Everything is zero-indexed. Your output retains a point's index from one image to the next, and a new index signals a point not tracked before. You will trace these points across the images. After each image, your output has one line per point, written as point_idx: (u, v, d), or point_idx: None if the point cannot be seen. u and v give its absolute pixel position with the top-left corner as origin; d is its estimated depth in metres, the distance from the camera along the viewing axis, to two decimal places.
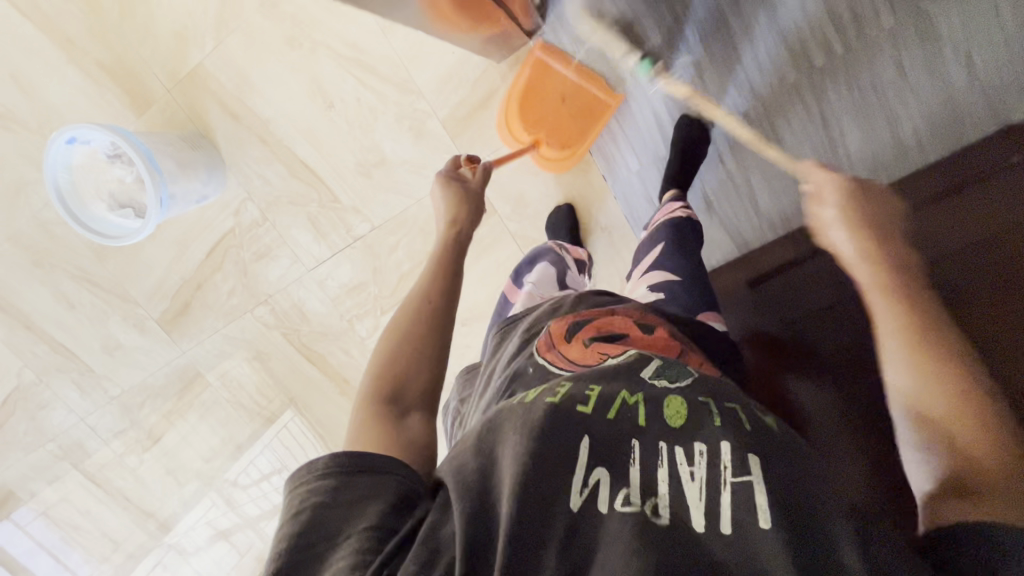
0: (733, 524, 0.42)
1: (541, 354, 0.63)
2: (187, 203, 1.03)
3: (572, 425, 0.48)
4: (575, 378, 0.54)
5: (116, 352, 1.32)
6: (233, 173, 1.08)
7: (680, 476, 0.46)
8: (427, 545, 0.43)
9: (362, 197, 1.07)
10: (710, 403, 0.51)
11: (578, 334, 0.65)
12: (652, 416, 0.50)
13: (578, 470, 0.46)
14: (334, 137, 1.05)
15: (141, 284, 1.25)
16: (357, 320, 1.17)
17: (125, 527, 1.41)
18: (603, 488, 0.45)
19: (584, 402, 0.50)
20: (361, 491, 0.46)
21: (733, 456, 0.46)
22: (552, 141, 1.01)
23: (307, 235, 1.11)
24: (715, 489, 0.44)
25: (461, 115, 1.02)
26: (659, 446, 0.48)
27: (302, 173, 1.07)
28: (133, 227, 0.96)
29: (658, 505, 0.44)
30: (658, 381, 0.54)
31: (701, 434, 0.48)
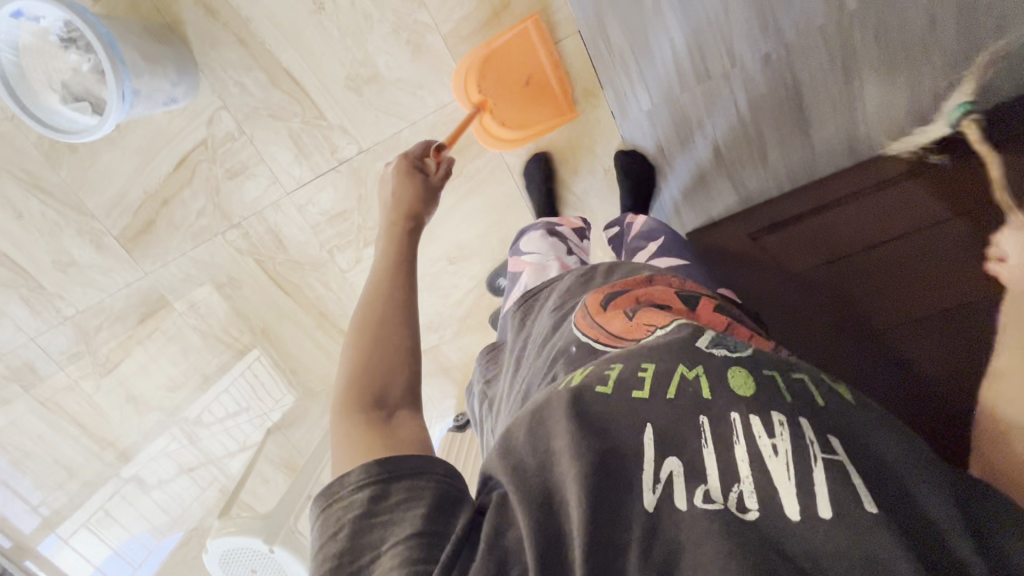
0: (835, 508, 0.36)
1: (582, 330, 0.57)
2: (154, 104, 0.91)
3: (630, 417, 0.43)
4: (626, 357, 0.47)
5: (71, 270, 1.23)
6: (206, 77, 0.98)
7: (762, 452, 0.39)
8: (494, 554, 0.39)
9: (350, 115, 0.98)
10: (778, 379, 0.44)
11: (612, 304, 0.59)
12: (716, 386, 0.43)
13: (645, 460, 0.40)
14: (323, 45, 0.93)
15: (97, 197, 1.14)
16: (337, 251, 1.13)
17: (82, 452, 1.37)
18: (678, 480, 0.39)
19: (640, 387, 0.44)
20: (401, 496, 0.45)
21: (816, 433, 0.40)
22: (499, 115, 0.96)
23: (288, 154, 1.03)
24: (806, 465, 0.38)
25: (466, 33, 0.92)
26: (732, 417, 0.41)
27: (284, 84, 0.97)
28: (87, 121, 0.87)
29: (743, 493, 0.38)
30: (718, 350, 0.46)
31: (778, 406, 0.41)
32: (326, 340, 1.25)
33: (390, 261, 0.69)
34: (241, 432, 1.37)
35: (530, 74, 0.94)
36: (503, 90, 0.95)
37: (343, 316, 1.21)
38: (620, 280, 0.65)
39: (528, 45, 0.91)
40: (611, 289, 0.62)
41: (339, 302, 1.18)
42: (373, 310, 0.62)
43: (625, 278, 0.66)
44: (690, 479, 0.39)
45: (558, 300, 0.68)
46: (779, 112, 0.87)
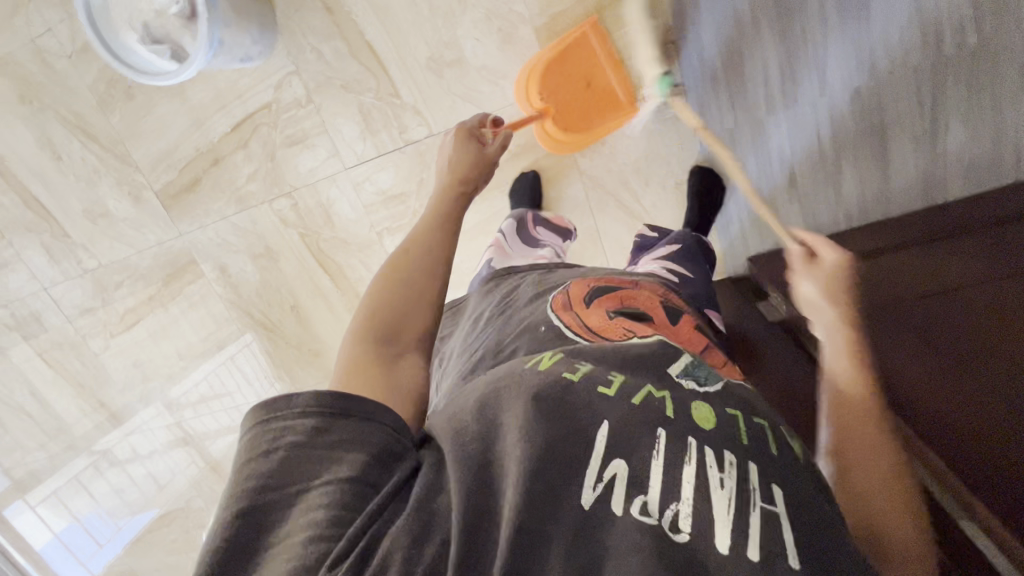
0: (763, 553, 0.36)
1: (557, 313, 0.60)
2: (232, 57, 0.89)
3: (589, 408, 0.44)
4: (596, 359, 0.49)
5: (101, 221, 1.18)
6: (285, 40, 0.96)
7: (708, 481, 0.40)
8: (421, 515, 0.39)
9: (426, 96, 0.96)
10: (739, 419, 0.45)
11: (593, 300, 0.61)
12: (679, 408, 0.45)
13: (591, 456, 0.41)
14: (411, 22, 0.91)
15: (144, 149, 1.09)
16: (387, 235, 1.09)
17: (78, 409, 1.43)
18: (619, 483, 0.40)
19: (607, 385, 0.46)
20: (344, 436, 0.41)
21: (761, 481, 0.41)
22: (559, 119, 0.90)
23: (354, 128, 1.00)
24: (745, 505, 0.39)
25: (558, 29, 0.89)
26: (687, 441, 0.42)
27: (364, 56, 0.94)
28: (164, 65, 0.83)
29: (679, 513, 0.38)
30: (686, 381, 0.49)
31: (731, 445, 0.43)
32: None
33: (442, 205, 0.66)
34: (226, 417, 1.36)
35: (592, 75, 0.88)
36: (563, 95, 0.89)
37: None
38: (613, 278, 0.67)
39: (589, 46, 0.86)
40: (599, 284, 0.64)
41: None
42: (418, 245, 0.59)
43: (614, 275, 0.67)
44: (631, 486, 0.40)
45: (539, 282, 0.69)
46: (861, 143, 0.78)
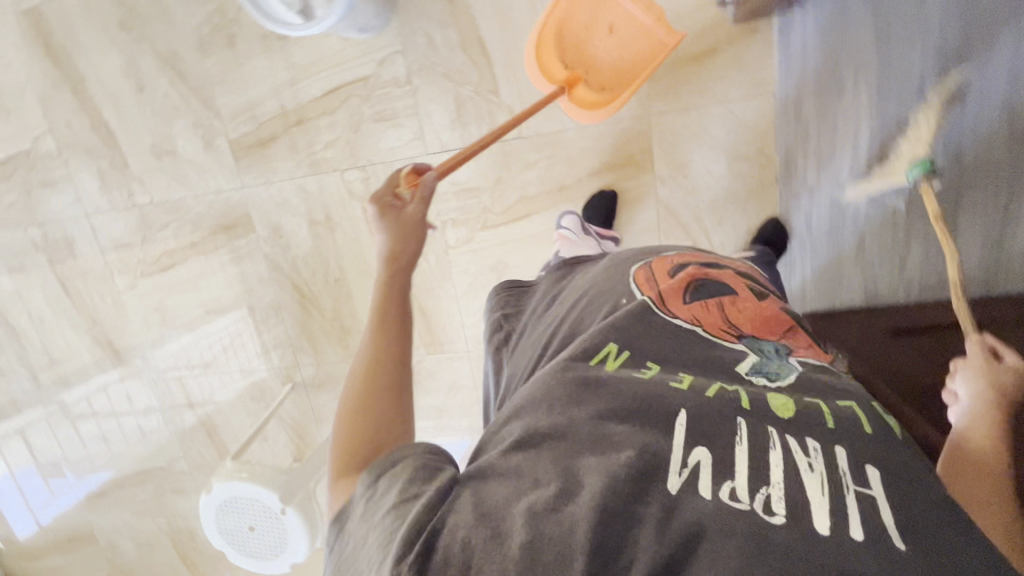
0: (868, 530, 0.28)
1: (635, 285, 0.48)
2: (350, 26, 0.92)
3: (653, 402, 0.37)
4: (663, 355, 0.41)
5: (165, 159, 1.18)
6: (399, 21, 0.98)
7: (792, 466, 0.32)
8: (481, 521, 0.33)
9: (523, 99, 0.99)
10: (823, 405, 0.37)
11: (681, 274, 0.49)
12: (755, 401, 0.37)
13: (672, 439, 0.34)
14: (527, 28, 0.95)
15: (229, 97, 1.10)
16: (450, 226, 1.10)
17: (74, 345, 1.40)
18: (705, 468, 0.32)
19: (678, 380, 0.39)
20: (383, 474, 0.40)
21: (851, 461, 0.32)
22: (593, 80, 0.94)
23: (445, 116, 1.02)
24: (838, 489, 0.31)
25: (667, 61, 0.93)
26: (766, 432, 0.34)
27: (472, 50, 0.97)
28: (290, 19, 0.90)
29: (770, 497, 0.30)
30: (758, 380, 0.39)
31: (816, 429, 0.34)
32: None
33: (377, 307, 0.55)
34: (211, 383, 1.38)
35: (614, 23, 0.92)
36: (586, 47, 0.93)
37: (426, 290, 1.16)
38: (693, 252, 0.55)
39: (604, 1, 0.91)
40: (683, 259, 0.52)
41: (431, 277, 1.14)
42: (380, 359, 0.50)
43: (696, 252, 0.55)
44: (718, 469, 0.32)
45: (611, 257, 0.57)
46: None
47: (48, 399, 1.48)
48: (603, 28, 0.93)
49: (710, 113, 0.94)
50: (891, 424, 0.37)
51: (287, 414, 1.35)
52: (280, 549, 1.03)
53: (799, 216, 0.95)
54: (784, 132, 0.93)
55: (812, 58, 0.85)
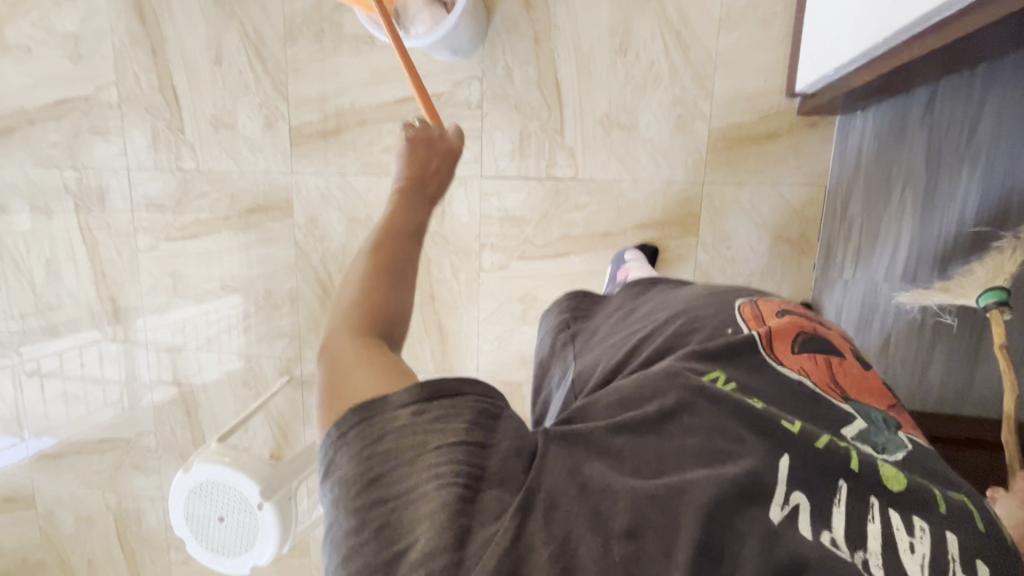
0: None
1: (741, 322, 0.46)
2: (447, 45, 0.96)
3: (763, 436, 0.36)
4: (767, 385, 0.41)
5: (222, 131, 1.19)
6: (484, 51, 1.03)
7: (895, 541, 0.33)
8: (588, 498, 0.33)
9: (586, 145, 1.02)
10: (934, 484, 0.37)
11: (788, 319, 0.46)
12: (867, 461, 0.36)
13: (777, 475, 0.34)
14: (603, 80, 0.99)
15: (303, 85, 1.13)
16: (487, 249, 1.11)
17: (71, 294, 1.36)
18: (805, 514, 0.33)
19: (789, 419, 0.38)
20: (465, 417, 0.35)
21: (961, 551, 0.33)
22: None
23: (507, 145, 1.06)
24: (942, 575, 0.32)
25: (730, 137, 0.98)
26: (872, 500, 0.35)
27: (547, 90, 1.02)
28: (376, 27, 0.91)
29: (868, 561, 0.32)
30: (864, 446, 0.38)
31: (925, 509, 0.35)
32: (414, 324, 1.17)
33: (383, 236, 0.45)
34: (198, 361, 1.34)
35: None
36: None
37: (448, 308, 1.15)
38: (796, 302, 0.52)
39: None
40: (789, 305, 0.50)
41: (457, 297, 1.14)
42: (389, 261, 0.44)
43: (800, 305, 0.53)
44: (817, 519, 0.33)
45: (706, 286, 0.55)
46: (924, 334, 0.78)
47: (22, 347, 1.42)
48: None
49: (761, 192, 0.99)
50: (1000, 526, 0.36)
51: (274, 408, 1.31)
52: (244, 548, 0.97)
53: (831, 303, 0.98)
54: (830, 224, 0.97)
55: (867, 158, 0.89)
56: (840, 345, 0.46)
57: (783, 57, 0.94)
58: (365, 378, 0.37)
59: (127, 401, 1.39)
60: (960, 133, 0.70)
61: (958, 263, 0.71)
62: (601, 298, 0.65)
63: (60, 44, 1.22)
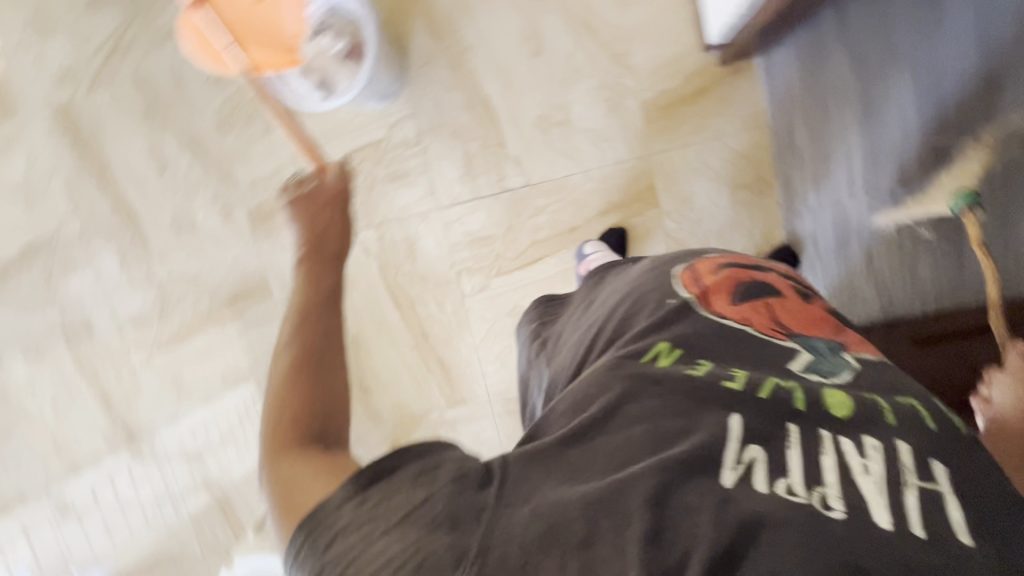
0: (926, 530, 0.35)
1: (682, 286, 0.56)
2: (372, 93, 0.98)
3: (717, 404, 0.43)
4: (718, 353, 0.49)
5: (185, 233, 1.22)
6: (409, 89, 1.05)
7: (851, 468, 0.38)
8: (541, 519, 0.37)
9: (530, 150, 1.04)
10: (877, 400, 0.44)
11: (723, 276, 0.57)
12: (812, 402, 0.43)
13: (730, 437, 0.40)
14: (528, 85, 1.02)
15: (251, 169, 1.16)
16: (465, 275, 1.12)
17: (83, 428, 1.37)
18: (761, 469, 0.39)
19: (732, 379, 0.45)
20: (401, 485, 0.39)
21: (913, 457, 0.39)
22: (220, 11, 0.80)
23: (455, 171, 1.07)
24: (897, 489, 0.37)
25: (663, 105, 0.99)
26: (820, 433, 0.41)
27: (477, 109, 1.04)
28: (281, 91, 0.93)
29: (826, 495, 0.37)
30: (810, 376, 0.46)
31: (871, 428, 0.41)
32: (415, 367, 1.18)
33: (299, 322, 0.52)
34: (220, 460, 1.35)
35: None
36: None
37: (443, 341, 1.16)
38: (737, 255, 0.63)
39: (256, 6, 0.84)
40: (726, 258, 0.61)
41: (449, 329, 1.14)
42: (307, 338, 0.50)
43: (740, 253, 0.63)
44: (774, 469, 0.39)
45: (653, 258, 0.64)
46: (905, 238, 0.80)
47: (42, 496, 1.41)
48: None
49: (708, 148, 1.00)
50: (954, 424, 0.44)
51: None
52: None
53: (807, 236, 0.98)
54: (786, 167, 0.97)
55: (796, 88, 0.93)
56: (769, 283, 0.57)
57: (690, 17, 0.96)
58: (310, 474, 0.42)
59: (158, 519, 1.38)
60: (906, 34, 0.74)
61: (938, 158, 0.73)
62: (566, 297, 0.71)
63: (12, 194, 1.25)
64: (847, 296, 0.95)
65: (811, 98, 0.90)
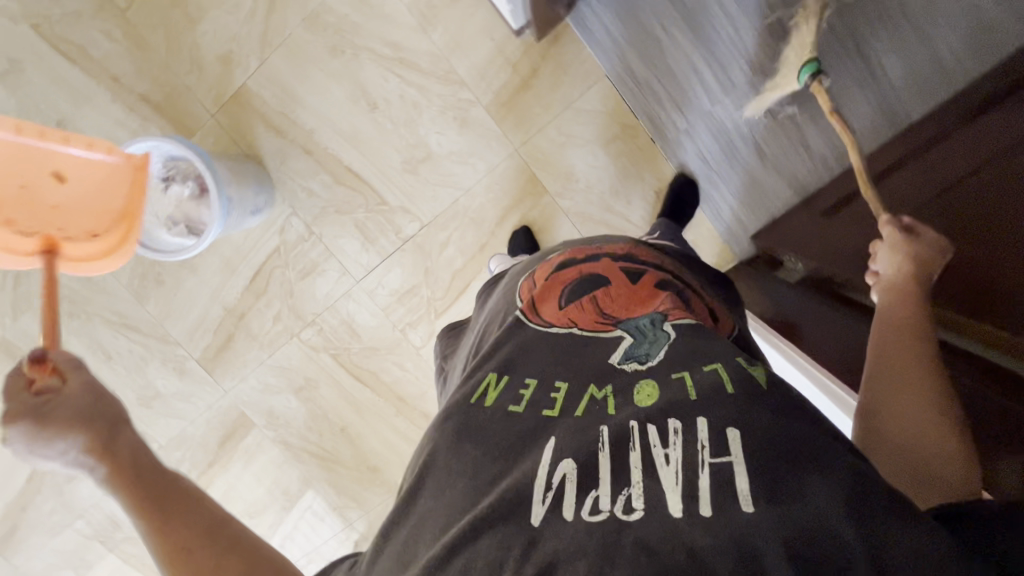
0: (714, 506, 0.44)
1: (523, 301, 0.72)
2: (243, 212, 1.00)
3: (537, 433, 0.55)
4: (547, 377, 0.61)
5: (156, 404, 1.24)
6: (280, 190, 1.07)
7: (655, 460, 0.48)
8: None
9: (410, 195, 1.06)
10: (685, 377, 0.55)
11: (557, 278, 0.73)
12: (620, 403, 0.55)
13: (541, 469, 0.51)
14: (379, 139, 1.03)
15: (181, 322, 1.19)
16: (410, 329, 1.14)
17: None
18: (570, 485, 0.49)
19: (551, 407, 0.57)
20: None
21: (711, 435, 0.48)
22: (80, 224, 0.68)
23: (355, 243, 1.09)
24: (693, 469, 0.47)
25: (504, 100, 1.00)
26: (631, 427, 0.52)
27: (346, 180, 1.06)
28: (141, 249, 0.92)
29: (631, 496, 0.47)
30: (629, 365, 0.59)
31: (677, 410, 0.51)
32: (408, 429, 1.21)
33: None
34: None
35: (61, 168, 0.67)
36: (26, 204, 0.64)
37: (420, 395, 1.18)
38: (578, 250, 0.77)
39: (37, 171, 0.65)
40: (561, 259, 0.75)
41: (420, 383, 1.17)
42: None
43: (580, 246, 0.78)
44: (585, 483, 0.49)
45: (512, 281, 0.80)
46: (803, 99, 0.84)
47: None
48: (29, 128, 0.64)
49: (564, 120, 1.00)
50: (754, 381, 0.53)
51: None
52: None
53: (690, 158, 0.99)
54: (646, 99, 0.97)
55: (615, 32, 0.93)
56: (594, 275, 0.71)
57: (489, 11, 0.96)
58: None
59: None
60: None
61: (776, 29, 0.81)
62: (462, 326, 0.89)
63: None
64: (745, 200, 0.99)
65: (637, 31, 0.92)
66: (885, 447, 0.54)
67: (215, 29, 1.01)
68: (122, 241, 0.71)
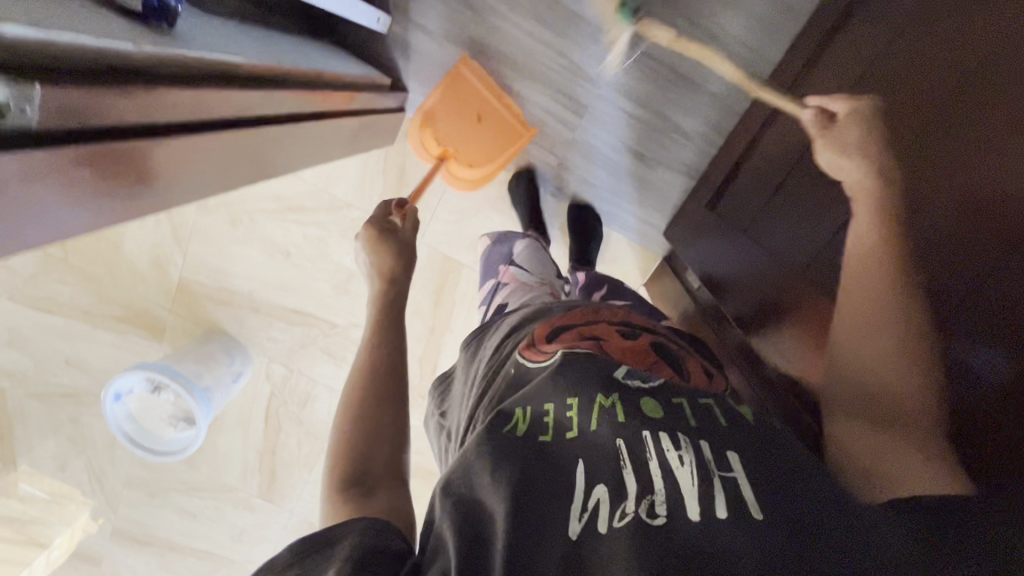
0: (764, 511, 0.41)
1: (520, 351, 0.60)
2: (226, 387, 1.12)
3: (563, 455, 0.45)
4: (554, 386, 0.51)
5: (245, 537, 1.41)
6: (251, 346, 1.19)
7: (670, 462, 0.44)
8: None
9: (354, 310, 1.16)
10: (685, 404, 0.51)
11: (557, 334, 0.61)
12: (631, 411, 0.49)
13: (574, 489, 0.43)
14: (304, 276, 1.14)
15: (231, 470, 1.35)
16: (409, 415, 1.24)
17: None
18: (602, 504, 0.41)
19: (572, 428, 0.48)
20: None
21: (713, 453, 0.45)
22: (462, 156, 0.99)
23: (330, 365, 1.20)
24: (706, 477, 0.43)
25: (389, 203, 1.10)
26: (644, 435, 0.46)
27: (297, 318, 1.17)
28: (144, 454, 1.06)
29: (654, 501, 0.41)
30: (633, 381, 0.53)
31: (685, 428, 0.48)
32: None
33: None
34: None
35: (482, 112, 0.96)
36: (464, 120, 0.97)
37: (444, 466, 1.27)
38: (570, 310, 0.68)
39: (469, 83, 0.94)
40: (560, 321, 0.64)
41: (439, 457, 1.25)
42: None
43: (578, 309, 0.67)
44: (613, 500, 0.42)
45: (505, 331, 0.69)
46: (660, 91, 0.90)
47: None
48: (484, 79, 0.94)
49: (451, 199, 1.08)
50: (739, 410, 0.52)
51: None
52: None
53: (578, 183, 1.06)
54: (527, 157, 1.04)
55: None
56: (595, 335, 0.62)
57: None
58: None
59: None
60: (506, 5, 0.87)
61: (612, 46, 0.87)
62: (450, 375, 0.76)
63: None
64: (642, 200, 1.02)
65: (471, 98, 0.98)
66: (848, 409, 0.58)
67: (138, 242, 1.14)
68: (488, 172, 1.01)
